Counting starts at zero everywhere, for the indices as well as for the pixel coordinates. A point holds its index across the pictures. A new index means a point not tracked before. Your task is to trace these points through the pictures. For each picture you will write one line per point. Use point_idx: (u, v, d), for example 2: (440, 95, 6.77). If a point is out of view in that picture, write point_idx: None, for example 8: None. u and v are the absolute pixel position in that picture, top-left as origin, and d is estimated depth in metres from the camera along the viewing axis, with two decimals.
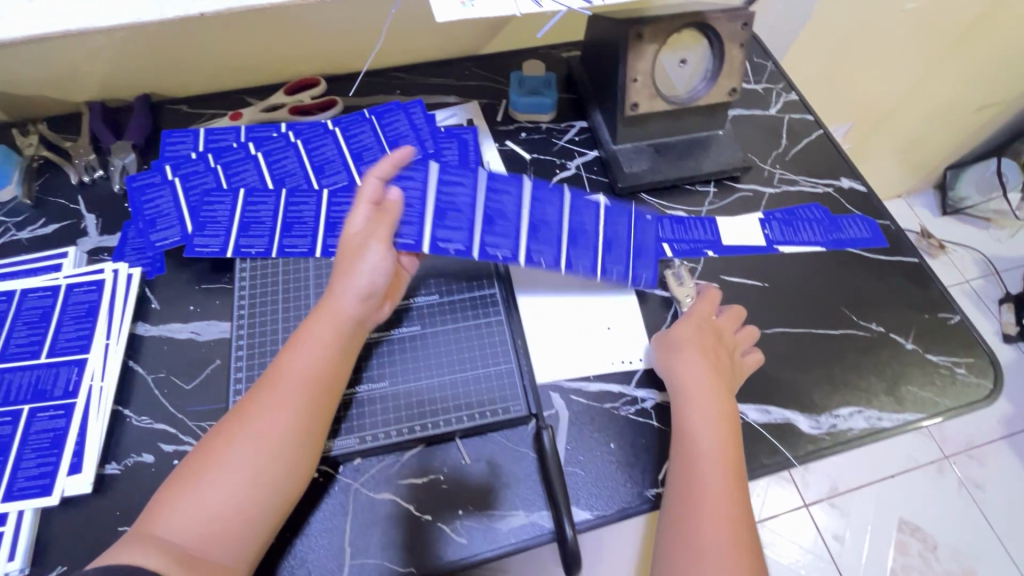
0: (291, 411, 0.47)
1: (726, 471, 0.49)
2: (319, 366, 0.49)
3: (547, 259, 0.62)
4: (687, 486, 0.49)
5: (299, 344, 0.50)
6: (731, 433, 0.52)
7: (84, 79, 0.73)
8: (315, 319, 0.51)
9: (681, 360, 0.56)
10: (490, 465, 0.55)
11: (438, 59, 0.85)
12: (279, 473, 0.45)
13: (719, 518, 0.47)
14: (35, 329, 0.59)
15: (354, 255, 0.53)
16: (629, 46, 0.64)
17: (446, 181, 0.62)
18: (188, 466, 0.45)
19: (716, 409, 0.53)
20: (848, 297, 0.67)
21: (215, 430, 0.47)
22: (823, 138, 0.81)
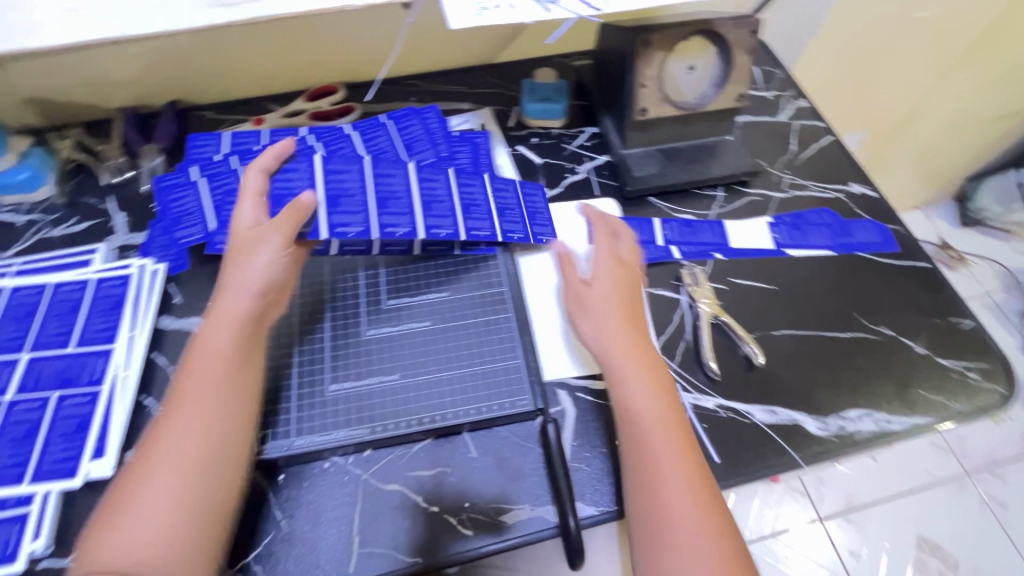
0: (200, 416, 0.46)
1: (671, 433, 0.49)
2: (224, 365, 0.49)
3: (447, 232, 0.61)
4: (642, 458, 0.48)
5: (198, 354, 0.49)
6: (667, 391, 0.52)
7: (117, 86, 0.77)
8: (211, 326, 0.51)
9: (589, 318, 0.57)
10: (497, 458, 0.56)
11: (453, 67, 0.88)
12: (208, 477, 0.44)
13: (683, 486, 0.46)
14: (65, 320, 0.62)
15: (249, 252, 0.55)
16: (638, 52, 0.66)
17: (332, 170, 0.62)
18: (108, 507, 0.43)
19: (646, 370, 0.53)
20: (858, 301, 0.67)
21: (130, 467, 0.45)
22: (833, 145, 0.81)
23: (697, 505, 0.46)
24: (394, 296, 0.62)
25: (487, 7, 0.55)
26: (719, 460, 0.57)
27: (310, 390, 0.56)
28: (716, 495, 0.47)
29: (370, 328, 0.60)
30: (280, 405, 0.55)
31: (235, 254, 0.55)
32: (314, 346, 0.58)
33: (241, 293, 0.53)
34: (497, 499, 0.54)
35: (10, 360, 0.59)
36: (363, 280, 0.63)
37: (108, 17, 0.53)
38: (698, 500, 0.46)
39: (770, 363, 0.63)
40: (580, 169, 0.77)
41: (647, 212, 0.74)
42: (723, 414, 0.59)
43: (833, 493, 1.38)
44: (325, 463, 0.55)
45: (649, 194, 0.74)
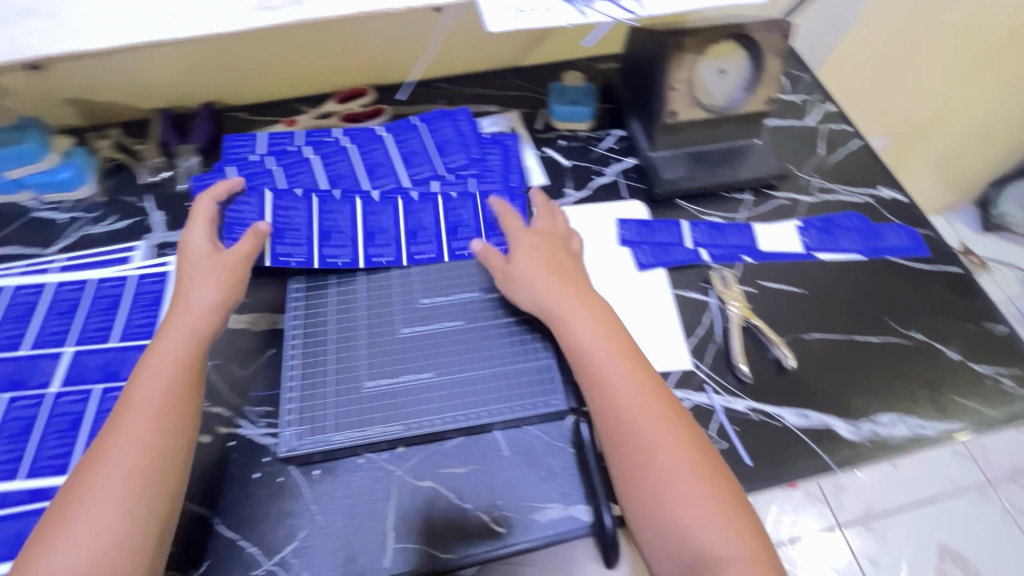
0: (144, 428, 0.48)
1: (621, 360, 0.53)
2: (170, 378, 0.51)
3: (389, 259, 0.65)
4: (602, 391, 0.51)
5: (146, 370, 0.51)
6: (612, 326, 0.55)
7: (155, 88, 0.79)
8: (161, 341, 0.53)
9: (529, 278, 0.59)
10: (529, 457, 0.56)
11: (481, 70, 0.88)
12: (151, 486, 0.46)
13: (644, 409, 0.50)
14: (107, 315, 0.63)
15: (198, 270, 0.58)
16: (670, 55, 0.66)
17: (280, 206, 0.67)
18: (45, 524, 0.44)
19: (592, 313, 0.56)
20: (888, 306, 0.67)
21: (66, 486, 0.46)
22: (861, 148, 0.81)
23: (659, 420, 0.49)
24: (427, 295, 0.63)
25: (525, 9, 0.56)
26: (751, 462, 0.57)
27: (347, 386, 0.57)
28: (675, 404, 0.51)
29: (405, 326, 0.61)
30: (318, 401, 0.56)
31: (185, 274, 0.58)
32: (350, 341, 0.59)
33: (196, 308, 0.56)
34: (529, 498, 0.54)
35: (55, 354, 0.61)
36: (395, 276, 0.64)
37: (156, 20, 0.55)
38: (661, 417, 0.50)
39: (800, 366, 0.63)
40: (607, 171, 0.78)
41: (676, 215, 0.74)
42: (754, 418, 0.59)
43: (852, 500, 1.38)
44: (360, 459, 0.55)
45: (677, 196, 0.74)
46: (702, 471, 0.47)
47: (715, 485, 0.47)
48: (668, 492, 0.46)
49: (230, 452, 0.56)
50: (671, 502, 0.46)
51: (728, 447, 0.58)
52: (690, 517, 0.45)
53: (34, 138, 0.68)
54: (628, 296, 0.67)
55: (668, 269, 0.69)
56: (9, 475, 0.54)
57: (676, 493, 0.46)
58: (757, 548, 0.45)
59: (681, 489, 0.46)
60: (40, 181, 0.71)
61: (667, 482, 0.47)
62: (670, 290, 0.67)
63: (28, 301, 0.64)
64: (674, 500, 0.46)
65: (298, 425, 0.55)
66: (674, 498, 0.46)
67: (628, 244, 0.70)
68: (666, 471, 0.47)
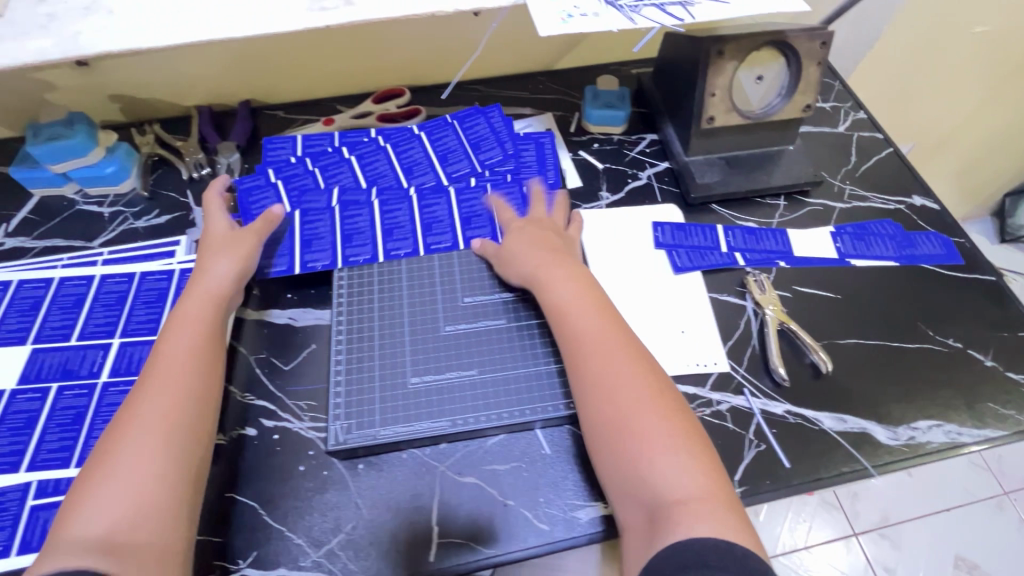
0: (172, 384, 0.51)
1: (594, 317, 0.56)
2: (194, 340, 0.54)
3: (405, 251, 0.68)
4: (570, 345, 0.55)
5: (171, 335, 0.55)
6: (587, 288, 0.59)
7: (196, 85, 0.80)
8: (185, 308, 0.57)
9: (513, 250, 0.64)
10: (570, 456, 0.57)
11: (514, 73, 0.90)
12: (183, 438, 0.49)
13: (608, 362, 0.53)
14: (152, 308, 0.64)
15: (219, 247, 0.63)
16: (710, 62, 0.67)
17: (307, 213, 0.70)
18: (82, 481, 0.46)
19: (568, 277, 0.60)
20: (923, 313, 0.67)
21: (99, 446, 0.48)
22: (893, 156, 0.82)
23: (622, 368, 0.52)
24: (470, 294, 0.64)
25: (573, 14, 0.57)
26: (789, 465, 0.57)
27: (393, 382, 0.58)
28: (640, 357, 0.54)
29: (448, 325, 0.62)
30: (365, 396, 0.57)
31: (206, 252, 0.63)
32: (391, 330, 0.61)
33: (212, 278, 0.60)
34: (571, 496, 0.55)
35: (103, 344, 0.62)
36: (434, 261, 0.67)
37: (211, 19, 0.56)
38: (628, 368, 0.52)
39: (836, 371, 0.63)
40: (641, 175, 0.79)
41: (710, 219, 0.75)
42: (792, 421, 0.60)
43: (868, 508, 1.37)
44: (403, 453, 0.56)
45: (712, 201, 0.75)
46: (659, 418, 0.50)
47: (673, 432, 0.49)
48: (624, 437, 0.49)
49: (275, 444, 0.58)
50: (626, 446, 0.49)
51: (766, 449, 0.58)
52: (645, 460, 0.48)
53: (82, 133, 0.70)
54: (664, 298, 0.67)
55: (703, 272, 0.70)
56: (62, 462, 0.55)
57: (633, 438, 0.49)
58: (716, 493, 0.46)
59: (637, 433, 0.49)
60: (85, 176, 0.72)
61: (636, 432, 0.49)
62: (705, 293, 0.68)
63: (75, 293, 0.65)
64: (631, 445, 0.49)
65: (345, 419, 0.56)
66: (630, 443, 0.49)
67: (664, 247, 0.71)
68: (623, 417, 0.50)
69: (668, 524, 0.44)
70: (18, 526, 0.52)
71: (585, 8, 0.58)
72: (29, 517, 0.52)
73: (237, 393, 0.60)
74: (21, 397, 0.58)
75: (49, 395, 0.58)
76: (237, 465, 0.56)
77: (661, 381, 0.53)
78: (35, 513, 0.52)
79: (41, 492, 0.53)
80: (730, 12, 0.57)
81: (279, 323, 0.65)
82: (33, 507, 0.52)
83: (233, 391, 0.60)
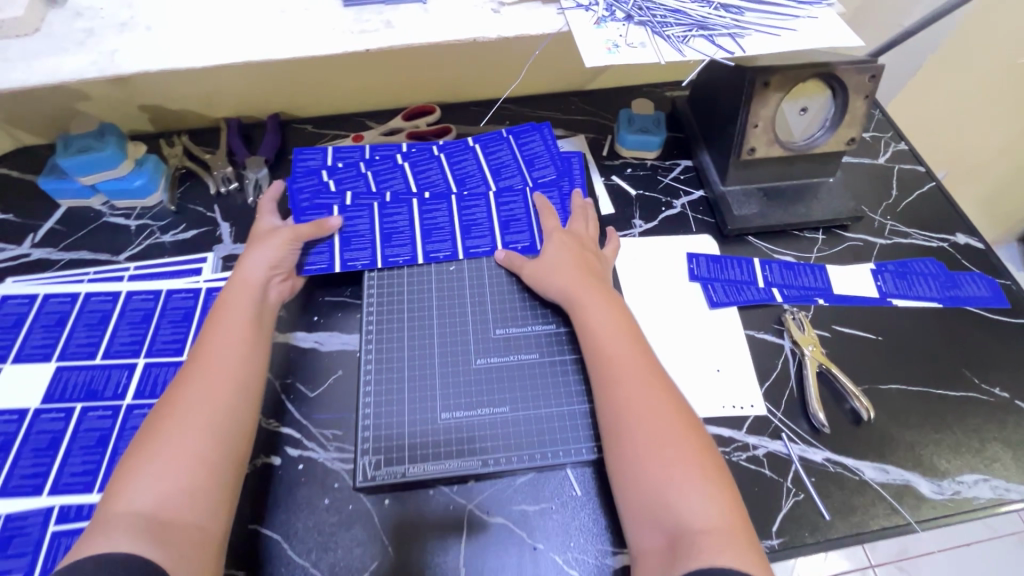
0: (226, 370, 0.51)
1: (627, 342, 0.55)
2: (243, 332, 0.54)
3: (445, 254, 0.68)
4: (602, 366, 0.54)
5: (219, 322, 0.54)
6: (619, 311, 0.58)
7: (227, 98, 0.80)
8: (229, 299, 0.57)
9: (542, 272, 0.63)
10: (599, 498, 0.55)
11: (545, 92, 0.88)
12: (229, 422, 0.48)
13: (642, 386, 0.51)
14: (179, 327, 0.63)
15: (264, 239, 0.63)
16: (754, 93, 0.64)
17: (349, 212, 0.70)
18: (133, 452, 0.46)
19: (601, 299, 0.58)
20: (968, 358, 0.65)
21: (151, 420, 0.48)
22: (935, 191, 0.79)
23: (655, 396, 0.51)
24: (502, 326, 0.63)
25: (619, 44, 0.55)
26: (830, 517, 0.55)
27: (424, 418, 0.57)
28: (670, 388, 0.52)
29: (480, 357, 0.61)
30: (394, 432, 0.56)
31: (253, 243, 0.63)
32: (423, 355, 0.61)
33: (255, 266, 0.60)
34: (602, 540, 0.53)
35: (128, 364, 0.61)
36: (465, 282, 0.67)
37: (249, 40, 0.55)
38: (660, 396, 0.51)
39: (877, 418, 0.61)
40: (676, 203, 0.77)
41: (746, 251, 0.73)
42: (832, 469, 0.58)
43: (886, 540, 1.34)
44: (430, 490, 0.55)
45: (748, 233, 0.73)
46: (688, 450, 0.47)
47: (703, 466, 0.47)
48: (649, 462, 0.47)
49: (299, 475, 0.56)
50: (653, 471, 0.47)
51: (805, 499, 0.56)
52: (672, 488, 0.45)
53: (112, 146, 0.68)
54: (699, 334, 0.65)
55: (738, 307, 0.68)
56: (84, 487, 0.54)
57: (659, 465, 0.47)
58: (739, 531, 0.44)
59: (665, 459, 0.47)
60: (113, 189, 0.71)
61: (657, 455, 0.47)
62: (741, 329, 0.66)
63: (101, 309, 0.65)
64: (657, 470, 0.47)
65: (374, 454, 0.55)
66: (657, 468, 0.47)
67: (699, 280, 0.69)
68: (652, 443, 0.48)
69: (690, 551, 0.42)
70: (39, 552, 0.51)
71: (631, 37, 0.55)
72: (50, 543, 0.51)
73: (265, 424, 0.58)
74: (45, 417, 0.57)
75: (73, 415, 0.58)
76: (262, 495, 0.55)
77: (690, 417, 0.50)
78: (57, 539, 0.51)
79: (63, 517, 0.52)
80: (785, 45, 0.55)
81: (304, 346, 0.64)
82: (54, 532, 0.52)
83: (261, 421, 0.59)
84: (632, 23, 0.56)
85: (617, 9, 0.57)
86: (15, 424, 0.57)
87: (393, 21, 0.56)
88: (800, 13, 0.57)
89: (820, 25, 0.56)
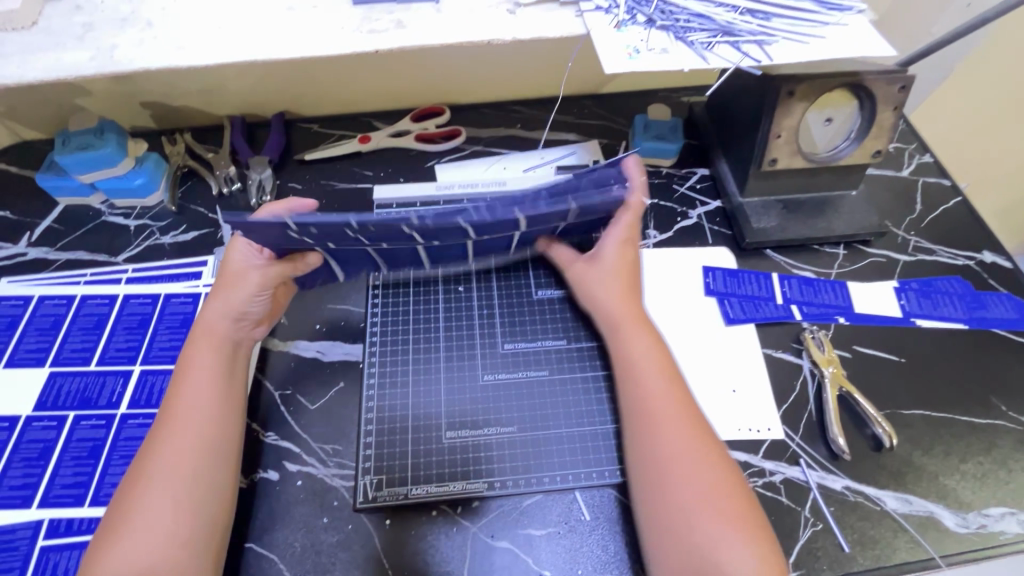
0: (196, 433, 0.49)
1: (662, 368, 0.54)
2: (215, 387, 0.51)
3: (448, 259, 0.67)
4: (640, 404, 0.52)
5: (189, 375, 0.52)
6: (658, 340, 0.56)
7: (231, 96, 0.77)
8: (195, 344, 0.54)
9: (590, 278, 0.60)
10: (609, 523, 0.53)
11: (558, 95, 0.86)
12: (200, 489, 0.47)
13: (681, 432, 0.50)
14: (176, 334, 0.61)
15: (234, 282, 0.56)
16: (778, 103, 0.61)
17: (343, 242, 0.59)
18: (107, 519, 0.45)
19: (642, 327, 0.56)
20: (996, 384, 0.62)
21: (124, 484, 0.47)
22: (962, 206, 0.76)
23: (694, 445, 0.49)
24: (511, 340, 0.62)
25: (640, 49, 0.52)
26: (849, 549, 0.53)
27: (428, 438, 0.56)
28: (710, 434, 0.51)
29: (488, 374, 0.60)
30: (397, 451, 0.55)
31: (219, 289, 0.56)
32: (431, 372, 0.60)
33: (221, 317, 0.55)
34: (610, 569, 0.51)
35: (124, 372, 0.59)
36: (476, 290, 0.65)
37: (254, 39, 0.53)
38: (698, 445, 0.49)
39: (899, 445, 0.58)
40: (692, 214, 0.74)
41: (765, 265, 0.70)
42: (852, 498, 0.55)
43: None
44: (434, 511, 0.53)
45: (767, 247, 0.71)
46: (729, 503, 0.46)
47: (747, 522, 0.46)
48: (688, 513, 0.46)
49: (297, 491, 0.54)
50: (694, 523, 0.46)
51: (823, 529, 0.54)
52: (712, 532, 0.45)
53: (112, 144, 0.66)
54: (715, 352, 0.63)
55: (755, 324, 0.65)
56: (75, 500, 0.52)
57: (700, 516, 0.46)
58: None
59: (706, 505, 0.46)
60: (112, 188, 0.69)
61: (689, 498, 0.47)
62: (759, 348, 0.64)
63: (97, 313, 0.63)
64: (696, 508, 0.46)
65: (375, 474, 0.54)
66: (698, 519, 0.46)
67: (715, 295, 0.67)
68: (696, 495, 0.47)
69: None
70: (27, 567, 0.49)
71: (653, 42, 0.53)
72: (38, 559, 0.49)
73: (258, 433, 0.57)
74: (37, 425, 0.56)
75: (66, 424, 0.56)
76: (258, 512, 0.53)
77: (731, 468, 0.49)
78: (45, 555, 0.49)
79: (52, 531, 0.50)
80: (814, 53, 0.52)
81: (304, 354, 0.62)
82: (43, 547, 0.50)
83: (256, 431, 0.57)
84: (654, 27, 0.54)
85: (638, 12, 0.55)
86: (6, 431, 0.55)
87: (404, 21, 0.54)
88: (829, 18, 0.54)
89: (851, 32, 0.53)
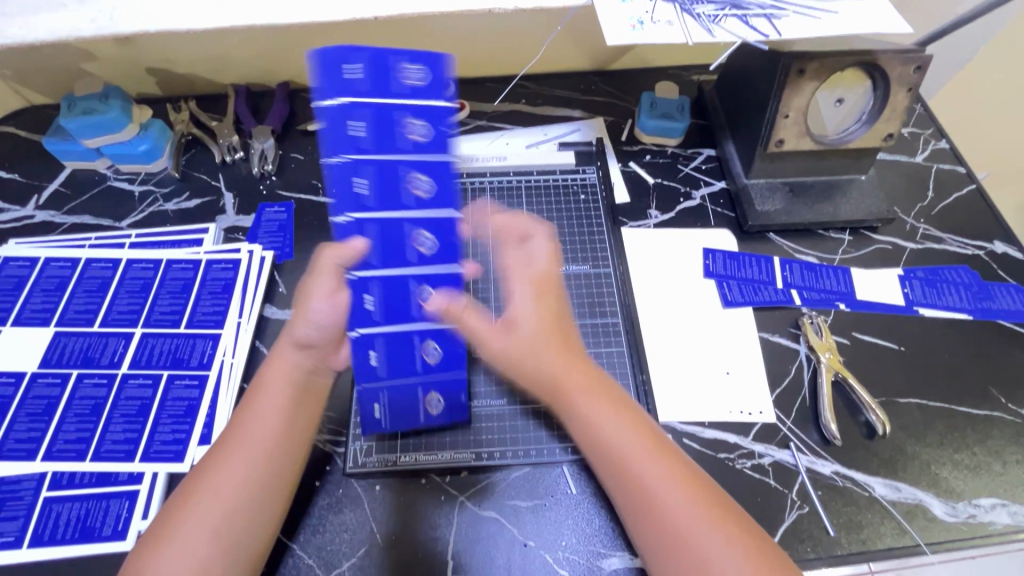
0: (247, 474, 0.46)
1: (656, 465, 0.45)
2: (276, 426, 0.49)
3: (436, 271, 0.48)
4: (633, 501, 0.44)
5: (255, 406, 0.49)
6: (626, 419, 0.47)
7: (237, 64, 0.77)
8: (267, 377, 0.51)
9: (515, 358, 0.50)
10: (596, 497, 0.53)
11: (566, 71, 0.84)
12: (242, 526, 0.45)
13: (706, 535, 0.42)
14: (177, 298, 0.63)
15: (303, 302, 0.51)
16: (787, 82, 0.59)
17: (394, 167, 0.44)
18: (151, 531, 0.44)
19: (594, 402, 0.48)
20: (996, 376, 0.61)
21: (171, 499, 0.46)
22: (975, 194, 0.74)
23: (718, 529, 0.42)
24: None
25: (645, 21, 0.51)
26: (835, 533, 0.53)
27: None
28: (736, 514, 0.44)
29: None
30: None
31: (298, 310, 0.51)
32: None
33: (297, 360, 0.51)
34: (595, 542, 0.51)
35: (125, 333, 0.60)
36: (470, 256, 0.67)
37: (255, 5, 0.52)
38: (725, 533, 0.42)
39: (892, 433, 0.58)
40: (695, 195, 0.73)
41: (767, 249, 0.69)
42: (840, 483, 0.55)
43: None
44: (422, 480, 0.54)
45: (770, 230, 0.70)
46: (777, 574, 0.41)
47: None
48: None
49: None
50: None
51: (809, 513, 0.54)
52: None
53: (116, 109, 0.66)
54: (711, 334, 0.63)
55: (754, 308, 0.65)
56: (76, 455, 0.54)
57: None
58: None
59: None
60: (117, 153, 0.70)
61: None
62: (756, 331, 0.63)
63: (100, 276, 0.64)
64: None
65: (366, 440, 0.55)
66: None
67: (714, 277, 0.66)
68: None
69: None
70: (30, 516, 0.51)
71: (658, 15, 0.51)
72: (42, 509, 0.51)
73: (317, 440, 0.56)
74: (42, 382, 0.57)
75: (69, 382, 0.57)
76: None
77: (775, 552, 0.43)
78: (48, 506, 0.51)
79: (55, 483, 0.52)
80: (828, 28, 0.49)
81: None
82: (47, 498, 0.52)
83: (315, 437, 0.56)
84: None
85: None
86: (12, 386, 0.57)
87: None
88: None
89: (867, 8, 0.51)
